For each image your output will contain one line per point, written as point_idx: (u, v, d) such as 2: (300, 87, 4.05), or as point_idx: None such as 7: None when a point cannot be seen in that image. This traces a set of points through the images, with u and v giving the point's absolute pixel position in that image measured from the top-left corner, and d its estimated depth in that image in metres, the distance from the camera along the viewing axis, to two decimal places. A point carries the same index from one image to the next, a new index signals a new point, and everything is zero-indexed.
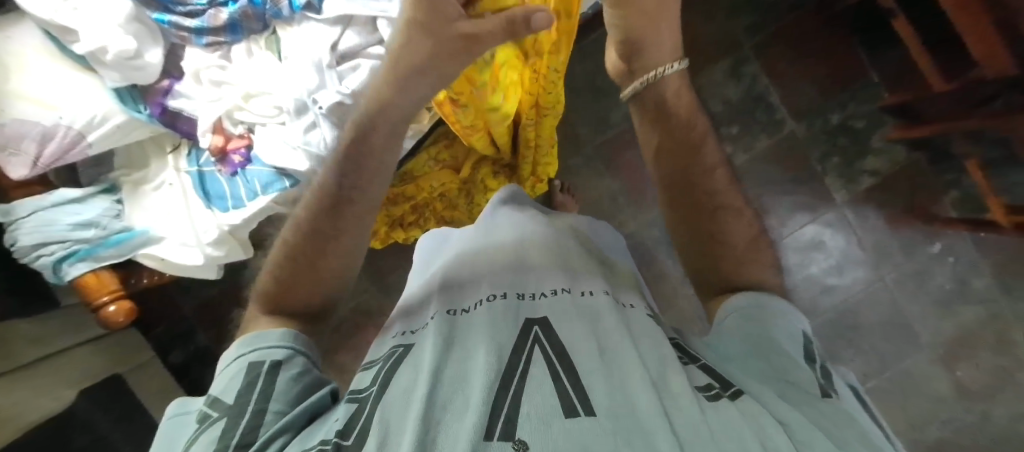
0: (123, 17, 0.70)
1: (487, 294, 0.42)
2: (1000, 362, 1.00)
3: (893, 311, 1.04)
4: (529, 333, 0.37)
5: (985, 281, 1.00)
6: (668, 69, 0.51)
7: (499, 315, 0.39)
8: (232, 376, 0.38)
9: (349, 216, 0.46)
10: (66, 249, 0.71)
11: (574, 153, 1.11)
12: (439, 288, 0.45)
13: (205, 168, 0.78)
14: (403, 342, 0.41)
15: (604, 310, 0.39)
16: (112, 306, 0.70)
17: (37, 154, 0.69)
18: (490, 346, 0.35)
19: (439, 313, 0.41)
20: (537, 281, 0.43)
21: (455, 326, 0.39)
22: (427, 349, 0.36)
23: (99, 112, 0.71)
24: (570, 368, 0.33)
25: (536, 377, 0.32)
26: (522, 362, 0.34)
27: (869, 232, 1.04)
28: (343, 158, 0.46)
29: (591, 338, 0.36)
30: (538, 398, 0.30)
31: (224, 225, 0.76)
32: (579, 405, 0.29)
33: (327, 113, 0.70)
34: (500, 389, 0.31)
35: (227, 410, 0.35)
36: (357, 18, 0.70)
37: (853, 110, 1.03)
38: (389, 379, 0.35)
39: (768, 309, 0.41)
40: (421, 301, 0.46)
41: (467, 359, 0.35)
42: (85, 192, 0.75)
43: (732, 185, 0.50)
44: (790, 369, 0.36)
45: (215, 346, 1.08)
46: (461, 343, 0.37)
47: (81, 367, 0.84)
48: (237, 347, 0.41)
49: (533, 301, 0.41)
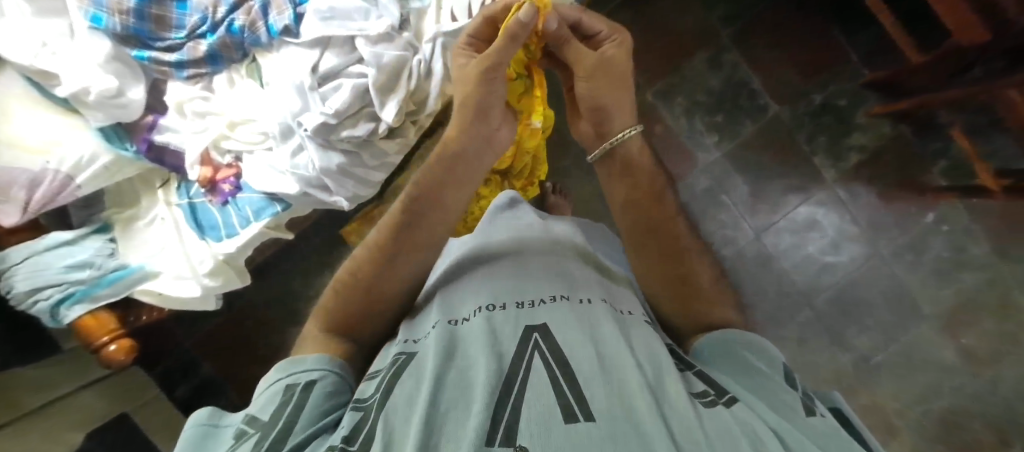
0: (102, 57, 0.71)
1: (487, 303, 0.41)
2: (1004, 326, 1.00)
3: (894, 284, 1.04)
4: (529, 339, 0.36)
5: (982, 247, 1.01)
6: (631, 132, 0.54)
7: (499, 321, 0.38)
8: (269, 397, 0.38)
9: (408, 249, 0.49)
10: (63, 292, 0.70)
11: (563, 155, 1.12)
12: (436, 302, 0.45)
13: (196, 199, 0.78)
14: (405, 349, 0.40)
15: (603, 316, 0.39)
16: (112, 346, 0.69)
17: (27, 199, 0.69)
18: (490, 355, 0.34)
19: (438, 322, 0.40)
20: (538, 287, 0.42)
21: (454, 334, 0.38)
22: (428, 357, 0.36)
23: (86, 152, 0.71)
24: (570, 374, 0.32)
25: (536, 385, 0.32)
26: (522, 368, 0.33)
27: (862, 208, 1.05)
28: (409, 200, 0.51)
29: (590, 344, 0.35)
30: (537, 406, 0.30)
31: (219, 254, 0.77)
32: (579, 410, 0.29)
33: (313, 135, 0.71)
34: (500, 398, 0.30)
35: (262, 427, 0.35)
36: (335, 39, 0.72)
37: (834, 89, 1.04)
38: (390, 386, 0.35)
39: (737, 341, 0.41)
40: (421, 314, 0.45)
41: (468, 368, 0.34)
42: (77, 234, 0.76)
43: (691, 231, 0.53)
44: (777, 390, 0.36)
45: (221, 376, 1.08)
46: (461, 351, 0.36)
47: (86, 409, 0.83)
48: (273, 373, 0.41)
49: (533, 307, 0.40)
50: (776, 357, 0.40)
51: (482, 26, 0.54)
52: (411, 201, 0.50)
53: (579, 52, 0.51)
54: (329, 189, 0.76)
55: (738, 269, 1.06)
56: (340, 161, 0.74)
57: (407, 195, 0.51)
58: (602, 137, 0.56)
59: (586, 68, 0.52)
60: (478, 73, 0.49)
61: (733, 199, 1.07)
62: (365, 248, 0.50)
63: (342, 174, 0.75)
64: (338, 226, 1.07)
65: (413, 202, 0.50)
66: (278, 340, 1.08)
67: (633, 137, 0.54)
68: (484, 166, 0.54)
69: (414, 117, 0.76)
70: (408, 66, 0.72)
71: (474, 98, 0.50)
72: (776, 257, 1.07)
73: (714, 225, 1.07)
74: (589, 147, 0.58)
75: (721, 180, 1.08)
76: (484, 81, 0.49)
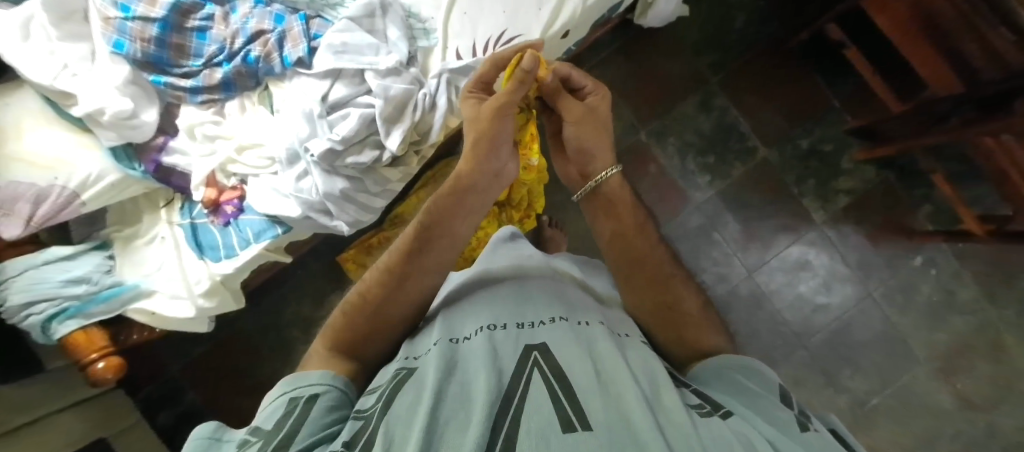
0: (121, 80, 0.74)
1: (488, 324, 0.41)
2: (997, 370, 1.00)
3: (886, 325, 1.04)
4: (529, 358, 0.36)
5: (970, 291, 1.03)
6: (609, 173, 0.57)
7: (499, 341, 0.39)
8: (272, 410, 0.38)
9: (419, 269, 0.50)
10: (57, 307, 0.70)
11: (558, 189, 1.14)
12: (438, 322, 0.45)
13: (198, 220, 0.79)
14: (406, 365, 0.40)
15: (599, 336, 0.39)
16: (100, 363, 0.68)
17: (30, 215, 0.70)
18: (490, 370, 0.34)
19: (439, 340, 0.41)
20: (536, 310, 0.43)
21: (454, 352, 0.38)
22: (428, 371, 0.36)
23: (93, 171, 0.73)
24: (569, 389, 0.33)
25: (535, 398, 0.32)
26: (521, 383, 0.34)
27: (851, 250, 1.07)
28: (418, 227, 0.52)
29: (587, 360, 0.36)
30: (536, 416, 0.30)
31: (216, 275, 0.77)
32: (577, 421, 0.29)
33: (319, 161, 0.73)
34: (500, 411, 0.31)
35: (265, 437, 0.36)
36: (345, 71, 0.75)
37: (820, 135, 1.09)
38: (391, 396, 0.35)
39: (734, 364, 0.42)
40: (422, 335, 0.46)
41: (468, 383, 0.34)
42: (76, 249, 0.76)
43: (673, 259, 0.55)
44: (772, 407, 0.36)
45: (206, 403, 1.06)
46: (461, 368, 0.36)
47: (67, 432, 0.81)
48: (278, 387, 0.41)
49: (532, 329, 0.40)
50: (770, 377, 0.40)
51: (492, 70, 0.59)
52: (421, 231, 0.51)
53: (569, 104, 0.56)
54: (331, 214, 0.78)
55: (732, 307, 1.07)
56: (344, 186, 0.75)
57: (418, 224, 0.52)
58: (586, 177, 0.59)
59: (574, 115, 0.56)
60: (492, 110, 0.53)
61: (726, 238, 1.10)
62: (373, 271, 0.51)
63: (345, 199, 0.77)
64: (335, 253, 1.07)
65: (423, 227, 0.52)
66: (267, 367, 1.06)
67: (613, 176, 0.57)
68: (489, 200, 0.56)
69: (417, 147, 0.79)
70: (414, 99, 0.76)
71: (490, 133, 0.53)
72: (769, 295, 1.08)
73: (707, 262, 1.09)
74: (573, 188, 0.62)
75: (714, 218, 1.10)
76: (498, 115, 0.53)
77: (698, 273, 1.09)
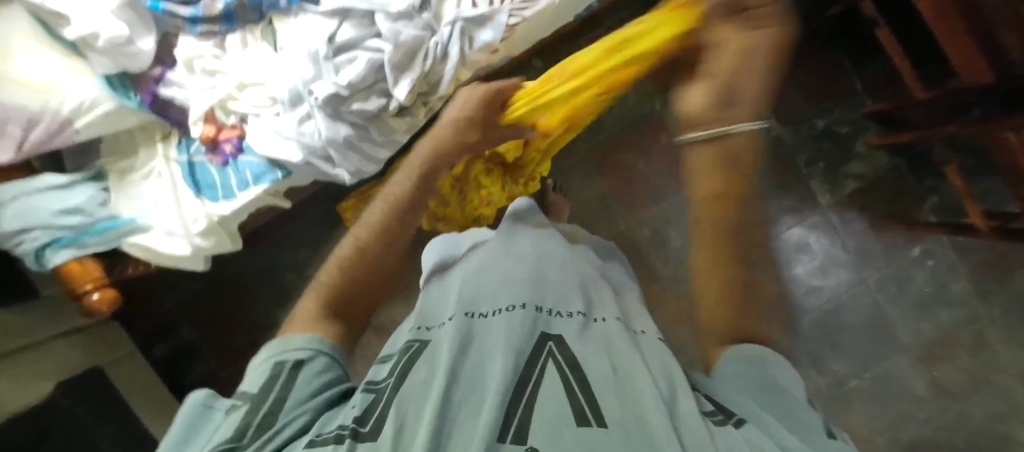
0: (117, 3, 0.69)
1: (507, 303, 0.40)
2: (976, 362, 1.03)
3: (875, 312, 1.06)
4: (544, 347, 0.36)
5: (963, 285, 1.03)
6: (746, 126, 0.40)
7: (518, 320, 0.37)
8: (258, 373, 0.37)
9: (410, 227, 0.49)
10: (51, 236, 0.69)
11: (567, 154, 1.12)
12: (453, 292, 0.44)
13: (195, 157, 0.77)
14: (419, 337, 0.39)
15: (617, 332, 0.38)
16: (95, 295, 0.69)
17: (22, 138, 0.68)
18: (506, 352, 0.34)
19: (456, 314, 0.39)
20: (554, 295, 0.43)
21: (470, 328, 0.37)
22: (444, 346, 0.35)
23: (88, 98, 0.70)
24: (584, 382, 0.32)
25: (550, 390, 0.31)
26: (536, 372, 0.33)
27: (852, 236, 1.07)
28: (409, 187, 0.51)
29: (605, 356, 0.35)
30: (551, 408, 0.29)
31: (214, 215, 0.75)
32: (592, 418, 0.29)
33: (323, 105, 0.71)
34: (514, 399, 0.30)
35: (249, 402, 0.35)
36: (354, 12, 0.72)
37: (837, 117, 1.06)
38: (405, 371, 0.34)
39: (769, 357, 0.36)
40: (437, 303, 0.44)
41: (483, 364, 0.34)
42: (71, 179, 0.74)
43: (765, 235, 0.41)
44: (798, 409, 0.33)
45: (201, 340, 1.07)
46: (476, 347, 0.35)
47: (59, 359, 0.83)
48: (263, 354, 0.38)
49: (550, 315, 0.40)
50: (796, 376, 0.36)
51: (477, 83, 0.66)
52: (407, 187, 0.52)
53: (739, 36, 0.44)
54: (332, 161, 0.76)
55: None
56: (348, 133, 0.73)
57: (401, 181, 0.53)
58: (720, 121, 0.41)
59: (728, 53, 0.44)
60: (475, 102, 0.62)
61: None
62: (361, 227, 0.49)
63: (348, 148, 0.74)
64: (336, 202, 1.06)
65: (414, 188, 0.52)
66: (263, 310, 1.07)
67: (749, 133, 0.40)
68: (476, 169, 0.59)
69: (426, 98, 0.76)
70: (424, 48, 0.72)
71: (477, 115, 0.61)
72: None
73: None
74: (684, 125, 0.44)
75: None
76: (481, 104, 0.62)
77: None
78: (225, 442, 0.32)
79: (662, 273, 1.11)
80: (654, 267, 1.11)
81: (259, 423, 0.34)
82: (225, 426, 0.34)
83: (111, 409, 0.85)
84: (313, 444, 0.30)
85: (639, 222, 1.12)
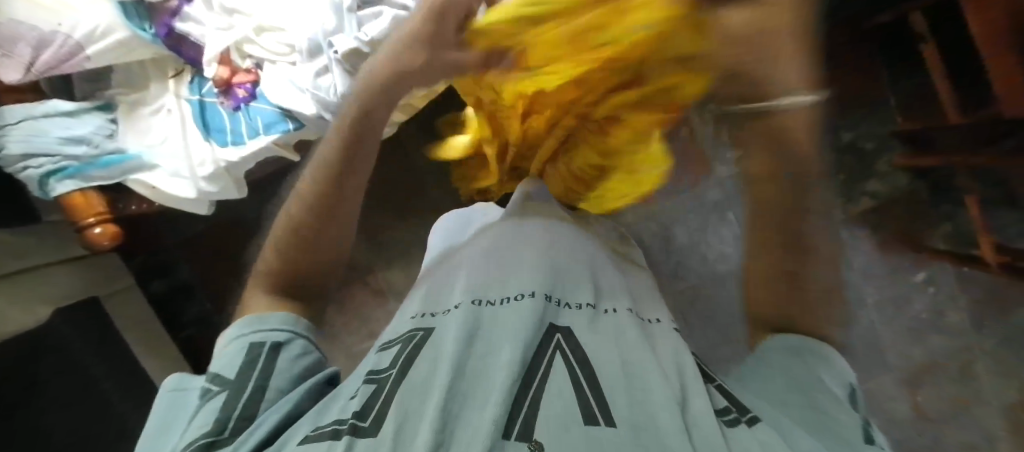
0: None
1: (515, 292, 0.40)
2: (960, 392, 1.00)
3: (869, 332, 1.04)
4: (552, 339, 0.36)
5: (960, 314, 1.02)
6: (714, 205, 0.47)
7: (526, 310, 0.37)
8: (234, 356, 0.39)
9: (349, 189, 0.52)
10: (55, 165, 0.67)
11: None
12: (462, 278, 0.45)
13: (206, 98, 0.76)
14: (422, 325, 0.40)
15: (627, 327, 0.39)
16: (98, 228, 0.68)
17: (31, 59, 0.65)
18: (513, 345, 0.34)
19: (462, 302, 0.40)
20: (568, 285, 0.43)
21: (477, 316, 0.38)
22: (450, 336, 0.36)
23: (101, 24, 0.68)
24: (592, 378, 0.32)
25: (557, 384, 0.32)
26: (543, 366, 0.33)
27: (860, 255, 1.05)
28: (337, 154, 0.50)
29: (615, 353, 0.35)
30: (558, 403, 0.30)
31: (222, 162, 0.74)
32: (601, 415, 0.29)
33: (341, 59, 0.69)
34: (520, 391, 0.30)
35: (228, 385, 0.37)
36: None
37: (864, 131, 1.04)
38: (409, 363, 0.35)
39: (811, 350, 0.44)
40: (444, 286, 0.46)
41: (491, 355, 0.34)
42: (79, 107, 0.73)
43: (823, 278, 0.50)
44: (831, 409, 0.38)
45: (197, 282, 1.07)
46: (484, 337, 0.36)
47: (54, 284, 0.85)
48: (236, 328, 0.42)
49: (559, 306, 0.40)
50: (844, 372, 0.43)
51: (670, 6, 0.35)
52: (333, 145, 0.51)
53: None
54: None
55: (724, 286, 1.09)
56: None
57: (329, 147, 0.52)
58: None
59: None
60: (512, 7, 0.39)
61: (738, 218, 1.09)
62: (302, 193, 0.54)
63: None
64: None
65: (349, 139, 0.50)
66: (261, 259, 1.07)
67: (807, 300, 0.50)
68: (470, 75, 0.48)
69: None
70: None
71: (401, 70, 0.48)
72: None
73: (712, 238, 1.09)
74: None
75: (731, 196, 1.09)
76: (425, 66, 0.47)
77: (701, 247, 1.10)
78: (202, 435, 0.34)
79: (660, 267, 1.10)
80: (654, 262, 1.11)
81: (240, 415, 0.35)
82: (207, 411, 0.35)
83: (100, 341, 0.86)
84: (309, 439, 0.31)
85: (648, 214, 1.10)
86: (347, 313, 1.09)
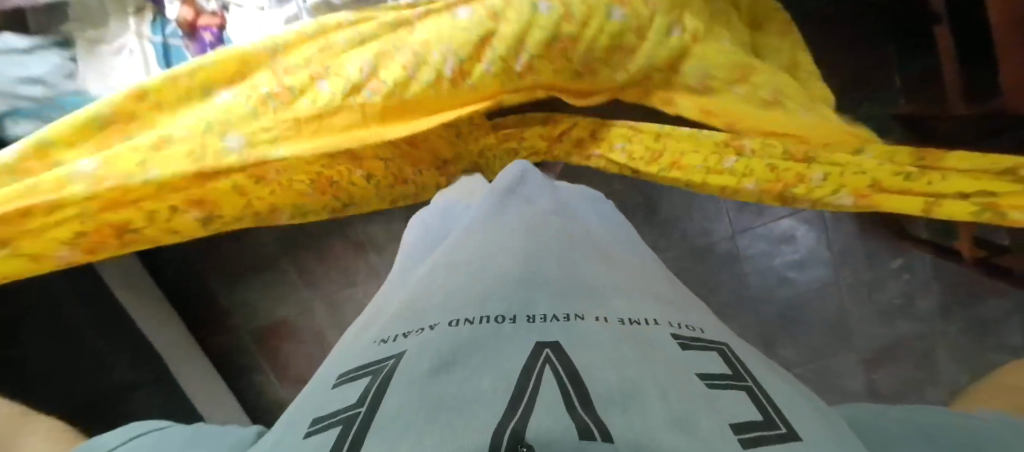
0: None
1: (496, 312, 0.32)
2: (917, 373, 1.05)
3: (839, 312, 1.08)
4: (539, 354, 0.27)
5: (929, 301, 1.04)
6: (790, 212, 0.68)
7: (508, 335, 0.30)
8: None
9: None
10: (12, 106, 0.74)
11: None
12: (433, 302, 0.36)
13: (171, 38, 0.81)
14: (388, 352, 0.30)
15: (641, 346, 0.29)
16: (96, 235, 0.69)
17: None
18: (495, 370, 0.25)
19: (438, 322, 0.32)
20: (550, 300, 0.35)
21: (449, 336, 0.29)
22: (416, 362, 0.27)
23: None
24: (586, 398, 0.22)
25: (550, 401, 0.22)
26: (531, 383, 0.24)
27: (839, 236, 1.06)
28: None
29: (614, 367, 0.26)
30: (548, 417, 0.19)
31: None
32: (599, 432, 0.19)
33: (310, 9, 0.71)
34: (502, 412, 0.20)
35: None
36: None
37: (863, 111, 0.99)
38: (380, 395, 0.25)
39: None
40: (408, 308, 0.36)
41: (467, 380, 0.24)
42: (35, 45, 0.80)
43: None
44: None
45: None
46: (462, 363, 0.26)
47: None
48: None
49: (546, 323, 0.32)
50: None
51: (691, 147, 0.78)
52: None
53: None
54: None
55: (703, 260, 1.10)
56: None
57: None
58: None
59: None
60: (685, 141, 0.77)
61: None
62: None
63: None
64: None
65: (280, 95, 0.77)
66: None
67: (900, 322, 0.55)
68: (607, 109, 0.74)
69: None
70: None
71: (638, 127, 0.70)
72: (744, 258, 1.09)
73: (698, 212, 1.09)
74: None
75: None
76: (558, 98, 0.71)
77: (683, 220, 1.09)
78: None
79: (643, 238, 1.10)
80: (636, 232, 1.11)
81: None
82: None
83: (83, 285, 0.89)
84: None
85: (634, 184, 1.09)
86: (327, 263, 1.10)
